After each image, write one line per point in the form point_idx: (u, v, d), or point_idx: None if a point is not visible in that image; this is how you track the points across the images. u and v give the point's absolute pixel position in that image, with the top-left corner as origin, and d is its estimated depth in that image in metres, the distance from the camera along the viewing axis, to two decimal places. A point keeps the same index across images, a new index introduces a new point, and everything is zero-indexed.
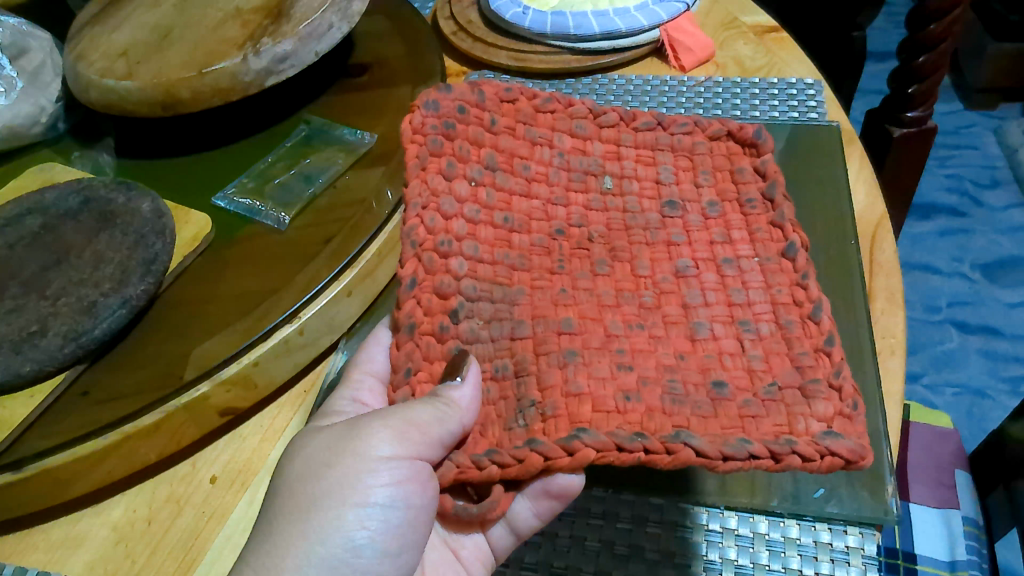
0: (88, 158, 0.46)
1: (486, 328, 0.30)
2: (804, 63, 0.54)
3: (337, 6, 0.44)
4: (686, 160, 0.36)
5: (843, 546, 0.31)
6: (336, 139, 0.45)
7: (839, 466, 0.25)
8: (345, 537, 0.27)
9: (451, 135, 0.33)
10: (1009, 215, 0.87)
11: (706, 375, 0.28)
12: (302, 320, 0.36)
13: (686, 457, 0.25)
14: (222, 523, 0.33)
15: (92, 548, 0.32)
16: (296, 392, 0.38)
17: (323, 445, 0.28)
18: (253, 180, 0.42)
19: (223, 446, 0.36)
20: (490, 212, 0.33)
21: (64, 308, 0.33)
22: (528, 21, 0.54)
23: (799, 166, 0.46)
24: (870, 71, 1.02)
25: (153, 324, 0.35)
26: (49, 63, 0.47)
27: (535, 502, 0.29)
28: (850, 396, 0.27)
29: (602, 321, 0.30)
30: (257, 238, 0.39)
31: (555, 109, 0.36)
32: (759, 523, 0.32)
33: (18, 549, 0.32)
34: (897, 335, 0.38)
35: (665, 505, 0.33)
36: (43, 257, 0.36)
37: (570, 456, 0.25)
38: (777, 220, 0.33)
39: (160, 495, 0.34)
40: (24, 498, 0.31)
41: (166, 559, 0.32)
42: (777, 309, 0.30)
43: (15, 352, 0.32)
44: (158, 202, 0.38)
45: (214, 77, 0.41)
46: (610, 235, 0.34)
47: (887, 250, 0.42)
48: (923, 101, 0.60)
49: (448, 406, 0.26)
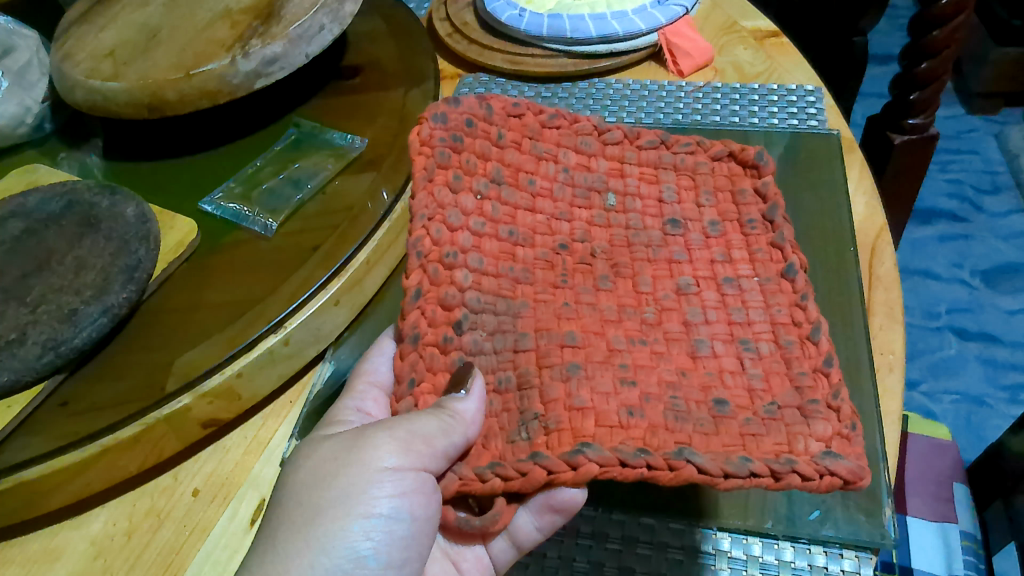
0: (76, 159, 0.46)
1: (489, 340, 0.30)
2: (804, 69, 0.54)
3: (328, 8, 0.44)
4: (688, 178, 0.37)
5: (839, 570, 0.31)
6: (325, 143, 0.45)
7: (837, 486, 0.25)
8: (349, 548, 0.27)
9: (458, 148, 0.33)
10: (1010, 222, 0.87)
11: (708, 393, 0.28)
12: (288, 330, 0.36)
13: (688, 474, 0.25)
14: (202, 538, 0.33)
15: (68, 564, 0.32)
16: (281, 402, 0.38)
17: (327, 454, 0.28)
18: (241, 185, 0.42)
19: (205, 458, 0.36)
20: (495, 225, 0.33)
21: (44, 316, 0.33)
22: (524, 24, 0.54)
23: (799, 177, 0.46)
24: (872, 74, 1.02)
25: (136, 332, 0.35)
26: (35, 63, 0.46)
27: (538, 516, 0.30)
28: (848, 418, 0.27)
29: (605, 335, 0.30)
30: (243, 244, 0.39)
31: (561, 125, 0.36)
32: (752, 546, 0.32)
33: None
34: (896, 351, 0.38)
35: (656, 526, 0.33)
36: (24, 262, 0.35)
37: (574, 470, 0.25)
38: (777, 241, 0.33)
39: (141, 507, 0.34)
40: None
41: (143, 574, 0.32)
42: (776, 329, 0.30)
43: None
44: (143, 207, 0.38)
45: (202, 79, 0.40)
46: (612, 250, 0.34)
47: (887, 262, 0.42)
48: (925, 108, 0.60)
49: (452, 417, 0.26)
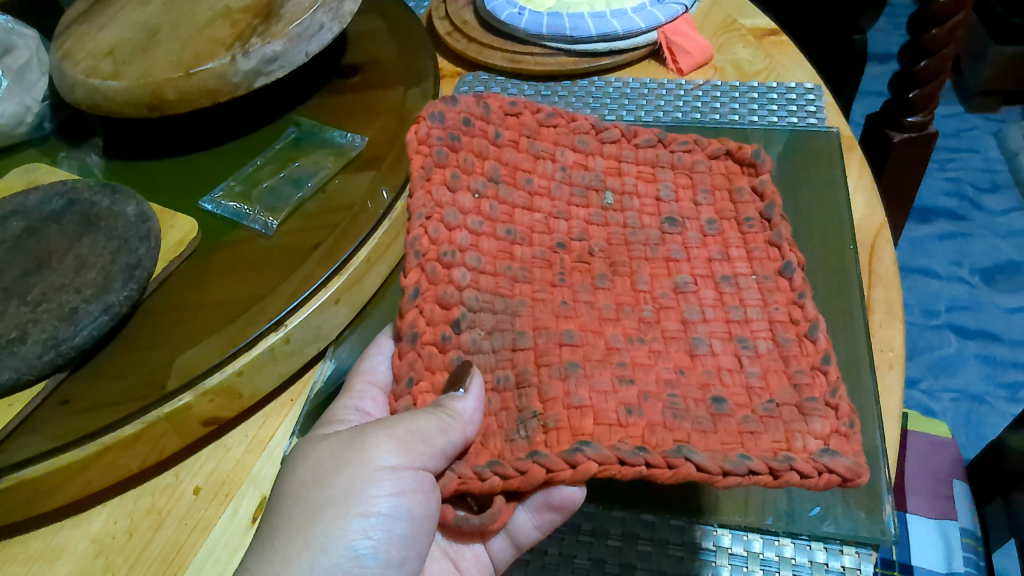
0: (76, 158, 0.46)
1: (487, 339, 0.30)
2: (803, 67, 0.54)
3: (327, 7, 0.44)
4: (686, 177, 0.37)
5: (839, 566, 0.31)
6: (325, 142, 0.45)
7: (836, 483, 0.25)
8: (348, 547, 0.27)
9: (456, 147, 0.33)
10: (1009, 220, 0.87)
11: (706, 391, 0.28)
12: (288, 328, 0.36)
13: (687, 472, 0.25)
14: (203, 536, 0.33)
15: (70, 562, 0.32)
16: (282, 400, 0.38)
17: (327, 453, 0.28)
18: (241, 184, 0.42)
19: (206, 457, 0.36)
20: (493, 223, 0.33)
21: (45, 314, 0.33)
22: (523, 22, 0.54)
23: (798, 174, 0.46)
24: (871, 73, 1.02)
25: (137, 331, 0.35)
26: (35, 62, 0.47)
27: (537, 514, 0.30)
28: (846, 415, 0.27)
29: (603, 334, 0.30)
30: (244, 242, 0.39)
31: (558, 124, 0.36)
32: (753, 542, 0.32)
33: None
34: (895, 348, 0.38)
35: (657, 522, 0.33)
36: (24, 261, 0.35)
37: (573, 468, 0.25)
38: (775, 240, 0.33)
39: (142, 506, 0.34)
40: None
41: (144, 572, 0.32)
42: (774, 327, 0.30)
43: None
44: (143, 206, 0.38)
45: (201, 78, 0.40)
46: (610, 249, 0.34)
47: (886, 260, 0.42)
48: (923, 106, 0.60)
49: (451, 416, 0.26)
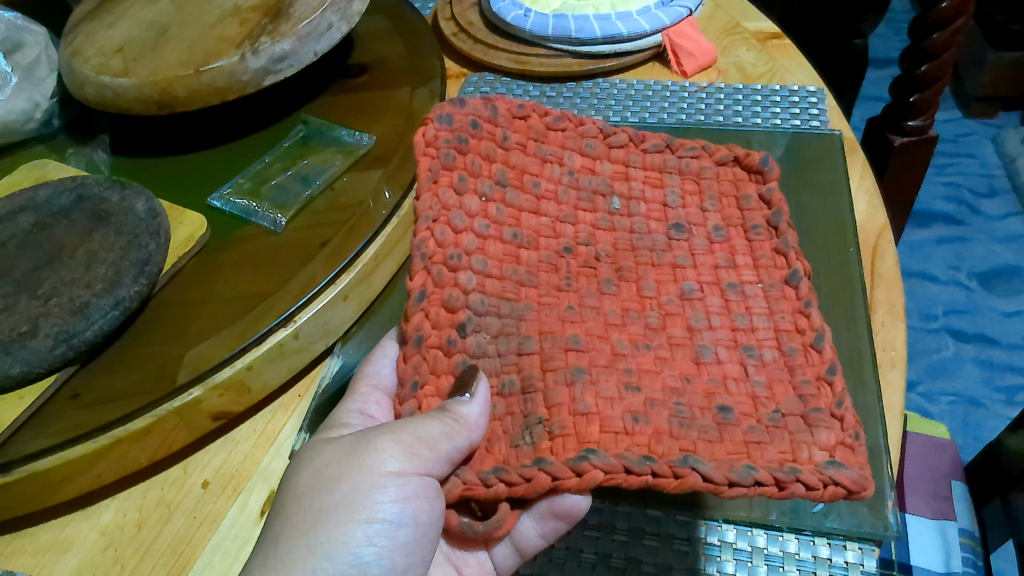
0: (83, 154, 0.46)
1: (493, 343, 0.30)
2: (807, 70, 0.54)
3: (337, 6, 0.43)
4: (692, 183, 0.37)
5: (842, 561, 0.31)
6: (334, 140, 0.45)
7: (841, 495, 0.25)
8: (351, 554, 0.27)
9: (464, 150, 0.33)
10: (1007, 224, 0.88)
11: (712, 400, 0.28)
12: (297, 324, 0.36)
13: (693, 482, 0.25)
14: (212, 529, 0.33)
15: (79, 554, 0.32)
16: (289, 396, 0.38)
17: (331, 458, 0.28)
18: (250, 180, 0.42)
19: (214, 451, 0.36)
20: (500, 227, 0.33)
21: (55, 308, 0.33)
22: (529, 24, 0.54)
23: (803, 175, 0.46)
24: (871, 77, 1.02)
25: (146, 325, 0.35)
26: (43, 58, 0.46)
27: (541, 522, 0.30)
28: (851, 427, 0.27)
29: (609, 339, 0.30)
30: (253, 238, 0.39)
31: (565, 128, 0.36)
32: (757, 537, 0.32)
33: (5, 554, 0.32)
34: (898, 347, 0.38)
35: (663, 517, 0.33)
36: (34, 256, 0.35)
37: (578, 477, 0.25)
38: (781, 248, 0.33)
39: (151, 499, 0.34)
40: (9, 501, 0.31)
41: (153, 564, 0.32)
42: (779, 335, 0.30)
43: (3, 351, 0.31)
44: (152, 202, 0.38)
45: (211, 76, 0.40)
46: (616, 254, 0.34)
47: (889, 260, 0.42)
48: (924, 110, 0.60)
49: (457, 421, 0.26)
